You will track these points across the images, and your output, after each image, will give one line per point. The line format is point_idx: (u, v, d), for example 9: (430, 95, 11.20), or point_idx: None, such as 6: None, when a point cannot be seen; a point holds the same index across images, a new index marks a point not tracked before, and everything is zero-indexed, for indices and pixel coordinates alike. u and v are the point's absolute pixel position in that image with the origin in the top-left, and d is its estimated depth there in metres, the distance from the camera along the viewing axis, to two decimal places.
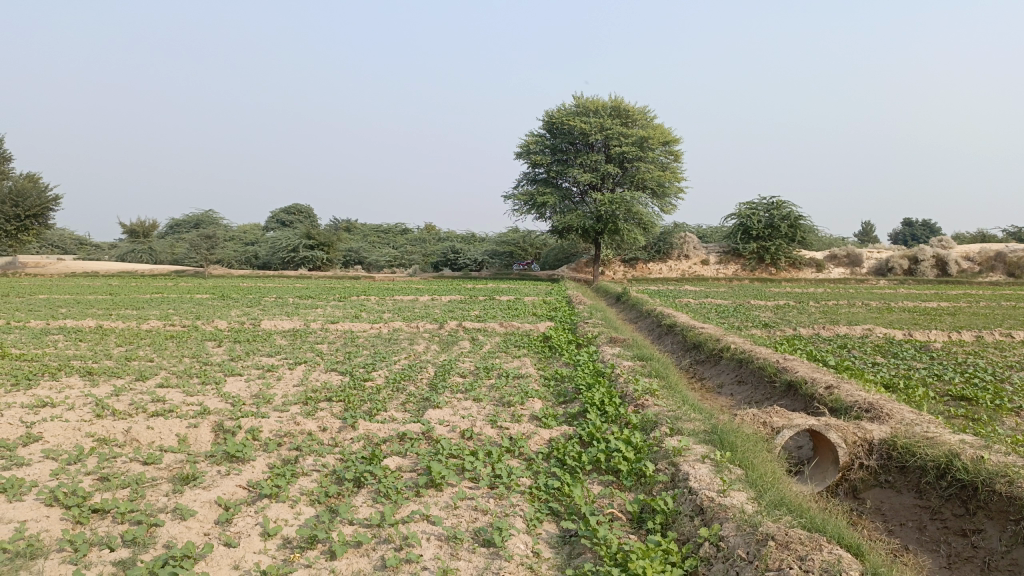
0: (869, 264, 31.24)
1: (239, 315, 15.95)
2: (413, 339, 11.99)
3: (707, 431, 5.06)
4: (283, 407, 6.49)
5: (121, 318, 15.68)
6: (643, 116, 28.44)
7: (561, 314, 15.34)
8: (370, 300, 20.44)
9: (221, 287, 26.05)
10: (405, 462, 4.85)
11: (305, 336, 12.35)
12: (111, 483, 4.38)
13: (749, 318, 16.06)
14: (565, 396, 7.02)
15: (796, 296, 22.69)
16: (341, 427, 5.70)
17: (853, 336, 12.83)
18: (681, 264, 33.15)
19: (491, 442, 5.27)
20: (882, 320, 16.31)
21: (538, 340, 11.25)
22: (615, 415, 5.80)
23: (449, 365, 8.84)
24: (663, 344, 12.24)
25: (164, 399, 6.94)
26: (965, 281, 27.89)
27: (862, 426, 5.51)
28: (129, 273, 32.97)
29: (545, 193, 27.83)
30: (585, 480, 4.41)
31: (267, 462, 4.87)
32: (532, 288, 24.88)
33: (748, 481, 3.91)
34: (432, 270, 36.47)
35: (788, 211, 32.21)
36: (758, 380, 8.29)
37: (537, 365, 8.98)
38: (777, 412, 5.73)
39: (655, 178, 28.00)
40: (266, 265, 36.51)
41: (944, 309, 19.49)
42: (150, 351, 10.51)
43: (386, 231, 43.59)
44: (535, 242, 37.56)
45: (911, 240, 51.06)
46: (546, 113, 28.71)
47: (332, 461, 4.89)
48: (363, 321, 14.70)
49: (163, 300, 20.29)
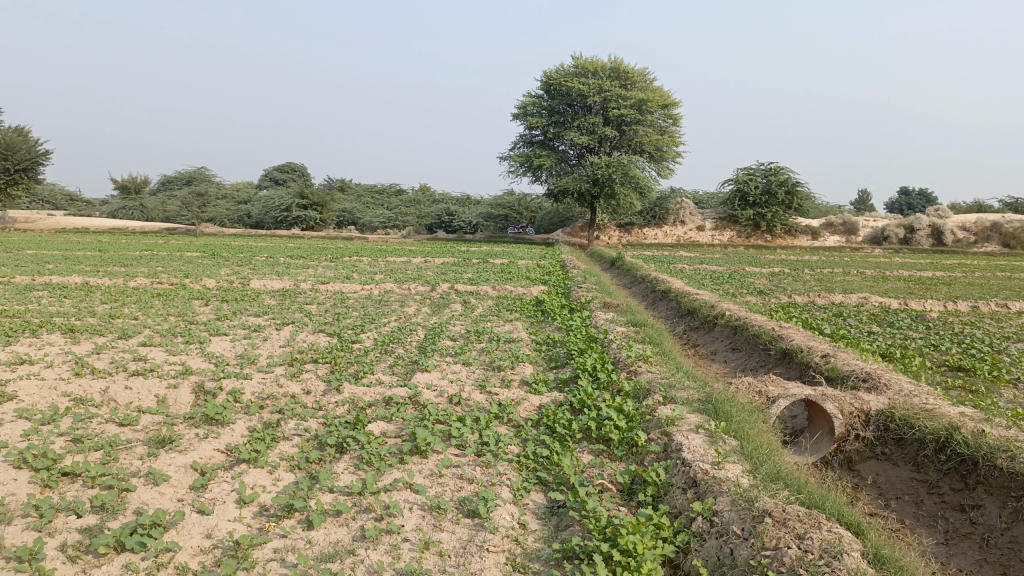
0: (865, 233, 31.09)
1: (229, 274, 15.71)
2: (403, 301, 11.82)
3: (701, 400, 4.92)
4: (268, 368, 6.33)
5: (109, 275, 15.42)
6: (642, 78, 27.98)
7: (555, 278, 15.18)
8: (363, 261, 20.17)
9: (213, 245, 25.75)
10: (390, 427, 4.70)
11: (294, 296, 12.15)
12: (83, 445, 4.22)
13: (744, 284, 15.93)
14: (557, 361, 6.88)
15: (791, 264, 22.56)
16: (326, 390, 5.55)
17: (849, 304, 12.71)
18: (676, 230, 32.92)
19: (479, 407, 5.13)
20: (878, 288, 16.20)
21: (531, 304, 11.09)
22: (607, 381, 5.66)
23: (439, 328, 8.68)
24: (656, 310, 12.11)
25: (146, 359, 6.78)
26: (961, 251, 27.79)
27: (859, 396, 5.37)
28: (120, 230, 32.62)
29: (541, 155, 27.45)
30: (574, 449, 4.27)
31: (247, 425, 4.72)
32: (525, 252, 24.64)
33: (744, 453, 3.78)
34: (426, 232, 36.18)
35: (785, 178, 31.95)
36: (753, 347, 8.17)
37: (528, 329, 8.84)
38: (773, 382, 5.59)
39: (653, 142, 27.70)
40: (259, 223, 36.13)
41: (940, 278, 19.40)
42: (135, 309, 10.33)
43: (381, 192, 43.17)
44: (530, 206, 37.27)
45: (907, 209, 50.91)
46: (544, 74, 28.19)
47: (315, 425, 4.74)
48: (354, 282, 14.51)
49: (153, 258, 20.06)
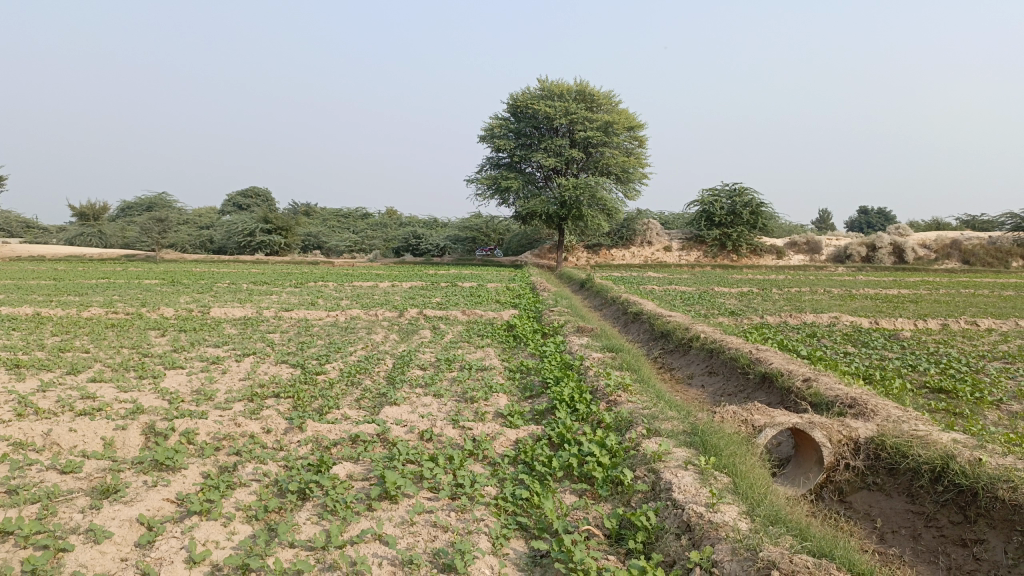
0: (829, 251, 31.38)
1: (189, 302, 15.22)
2: (370, 327, 11.46)
3: (687, 432, 4.67)
4: (226, 404, 5.96)
5: (62, 305, 14.83)
6: (607, 101, 28.08)
7: (526, 301, 14.93)
8: (329, 286, 19.74)
9: (173, 271, 25.10)
10: (357, 469, 4.38)
11: (256, 324, 11.72)
12: (17, 498, 3.83)
13: (715, 305, 15.83)
14: (531, 390, 6.61)
15: (759, 283, 22.57)
16: (287, 428, 5.20)
17: (821, 324, 12.62)
18: (644, 251, 32.94)
19: (452, 444, 4.83)
20: (847, 307, 16.21)
21: (502, 329, 10.80)
22: (586, 412, 5.38)
23: (408, 357, 8.35)
24: (629, 333, 11.90)
25: (95, 396, 6.36)
26: (923, 268, 28.14)
27: (847, 423, 5.17)
28: (77, 257, 31.71)
29: (509, 177, 27.32)
30: (556, 489, 3.99)
31: (201, 471, 4.36)
32: (494, 275, 24.40)
33: (739, 492, 3.54)
34: (393, 255, 35.78)
35: (750, 198, 32.18)
36: (731, 371, 7.96)
37: (501, 356, 8.55)
38: (757, 409, 5.37)
39: (619, 164, 27.74)
40: (222, 249, 35.44)
41: (906, 296, 19.53)
42: (87, 341, 9.84)
43: (347, 215, 42.71)
44: (498, 228, 37.09)
45: (867, 227, 51.76)
46: (510, 96, 28.14)
47: (276, 469, 4.40)
48: (319, 308, 14.11)
49: (110, 286, 19.44)
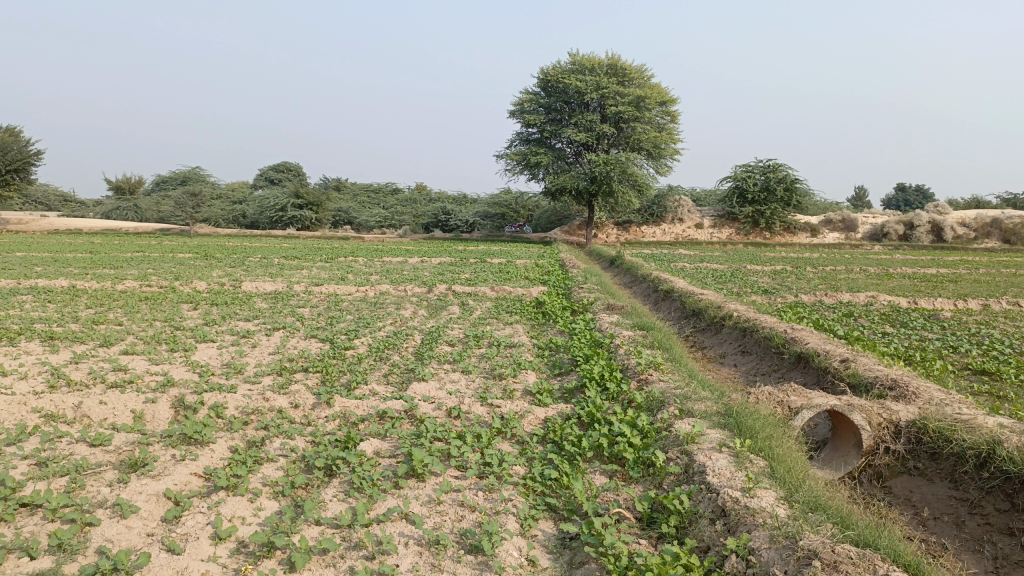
0: (865, 229, 30.74)
1: (221, 276, 15.33)
2: (399, 303, 11.45)
3: (721, 413, 4.55)
4: (255, 378, 5.95)
5: (97, 278, 15.02)
6: (639, 75, 27.63)
7: (555, 278, 14.81)
8: (359, 261, 19.79)
9: (206, 246, 25.33)
10: (383, 445, 4.33)
11: (287, 299, 11.75)
12: (46, 471, 3.84)
13: (748, 283, 15.57)
14: (561, 368, 6.53)
15: (792, 262, 22.19)
16: (315, 403, 5.17)
17: (857, 304, 12.35)
18: (675, 228, 32.56)
19: (480, 421, 4.76)
20: (884, 286, 15.84)
21: (531, 306, 10.71)
22: (617, 391, 5.28)
23: (437, 332, 8.30)
24: (660, 310, 11.75)
25: (127, 369, 6.40)
26: (962, 247, 27.46)
27: (888, 406, 5.00)
28: (113, 231, 32.19)
29: (539, 153, 27.08)
30: (585, 470, 3.90)
31: (229, 446, 4.35)
32: (523, 251, 24.31)
33: (776, 477, 3.42)
34: (423, 231, 35.80)
35: (784, 174, 31.56)
36: (765, 350, 7.80)
37: (530, 333, 8.47)
38: (794, 390, 5.23)
39: (651, 139, 27.35)
40: (254, 224, 35.70)
41: (945, 275, 19.06)
42: (121, 314, 9.94)
43: (377, 191, 42.78)
44: (527, 204, 36.88)
45: (904, 205, 50.68)
46: (540, 71, 27.80)
47: (303, 444, 4.37)
48: (349, 283, 14.13)
49: (144, 260, 19.65)
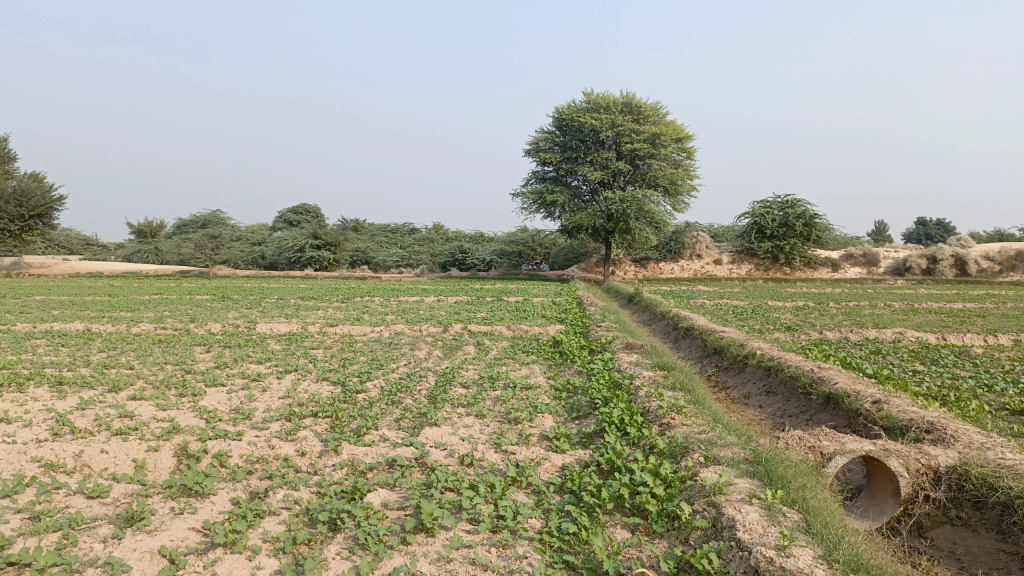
0: (887, 263, 30.32)
1: (237, 318, 15.25)
2: (414, 343, 11.26)
3: (749, 460, 4.30)
4: (262, 424, 5.76)
5: (113, 321, 14.97)
6: (654, 112, 27.67)
7: (573, 316, 14.60)
8: (375, 301, 19.68)
9: (224, 287, 25.39)
10: (392, 497, 4.11)
11: (300, 341, 11.60)
12: (37, 526, 3.65)
13: (770, 320, 15.26)
14: (579, 411, 6.29)
15: (814, 297, 21.84)
16: (323, 451, 4.96)
17: (884, 340, 12.01)
18: (693, 264, 32.28)
19: (494, 470, 4.54)
20: (909, 322, 15.47)
21: (548, 345, 10.48)
22: (637, 436, 5.03)
23: (451, 374, 8.09)
24: (680, 349, 11.47)
25: (133, 416, 6.23)
26: (987, 281, 26.98)
27: (926, 451, 4.73)
28: (133, 274, 32.43)
29: (554, 191, 27.06)
30: (606, 524, 3.66)
31: (230, 497, 4.15)
32: (540, 289, 24.13)
33: (812, 533, 3.19)
34: (440, 270, 35.80)
35: (803, 210, 31.30)
36: (791, 391, 7.51)
37: (546, 374, 8.24)
38: (825, 434, 4.96)
39: (667, 176, 27.25)
40: (273, 265, 35.87)
41: (972, 310, 18.63)
42: (133, 358, 9.82)
43: (394, 231, 42.94)
44: (544, 242, 36.82)
45: (925, 239, 50.13)
46: (555, 110, 27.91)
47: (308, 496, 4.16)
48: (364, 324, 13.99)
49: (161, 302, 19.66)
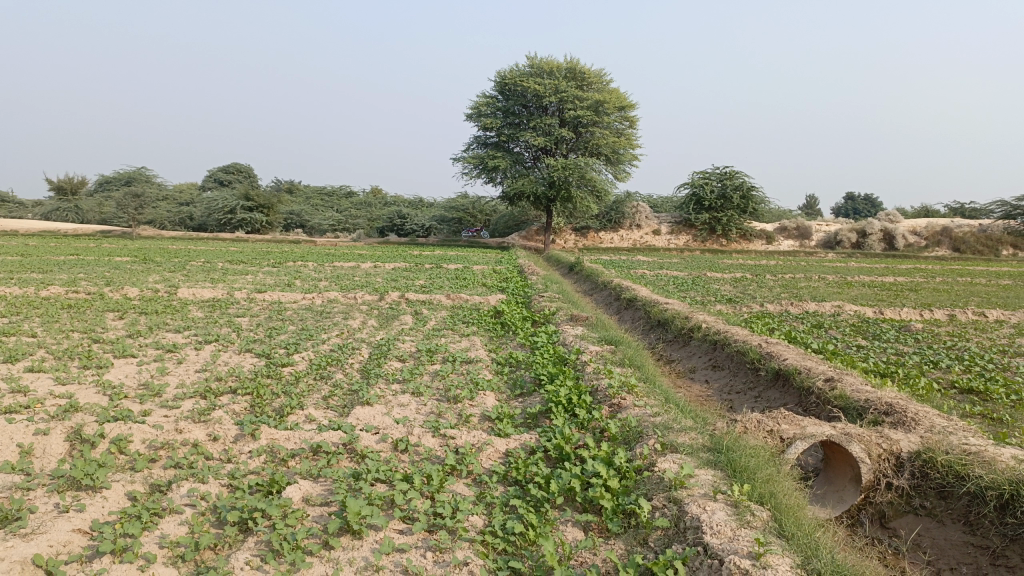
0: (819, 237, 30.82)
1: (158, 282, 14.33)
2: (348, 312, 10.67)
3: (708, 448, 3.97)
4: (173, 403, 5.19)
5: (21, 283, 13.86)
6: (598, 79, 27.24)
7: (514, 285, 14.20)
8: (309, 266, 18.86)
9: (148, 249, 24.08)
10: (315, 491, 3.64)
11: (225, 308, 10.87)
12: None
13: (710, 291, 15.16)
14: (523, 388, 5.90)
15: (752, 269, 21.92)
16: (238, 435, 4.43)
17: (825, 314, 11.98)
18: (633, 235, 32.20)
19: (430, 457, 4.11)
20: (846, 295, 15.59)
21: (488, 316, 10.03)
22: (586, 419, 4.66)
23: (386, 346, 7.59)
24: (623, 321, 11.21)
25: (27, 391, 5.57)
26: (913, 255, 27.66)
27: (887, 435, 4.49)
28: (50, 233, 30.60)
29: (496, 156, 26.47)
30: (556, 522, 3.29)
31: (129, 493, 3.62)
32: (480, 256, 23.67)
33: (787, 538, 2.88)
34: (378, 235, 34.92)
35: (740, 182, 31.48)
36: (739, 366, 7.28)
37: (488, 346, 7.82)
38: (784, 417, 4.69)
39: (609, 144, 26.94)
40: (202, 226, 34.35)
41: (903, 284, 18.97)
42: (36, 324, 8.99)
43: (330, 194, 41.68)
44: (485, 209, 36.22)
45: (853, 214, 51.45)
46: (497, 74, 27.20)
47: (217, 490, 3.66)
48: (296, 290, 13.28)
49: (76, 264, 18.40)
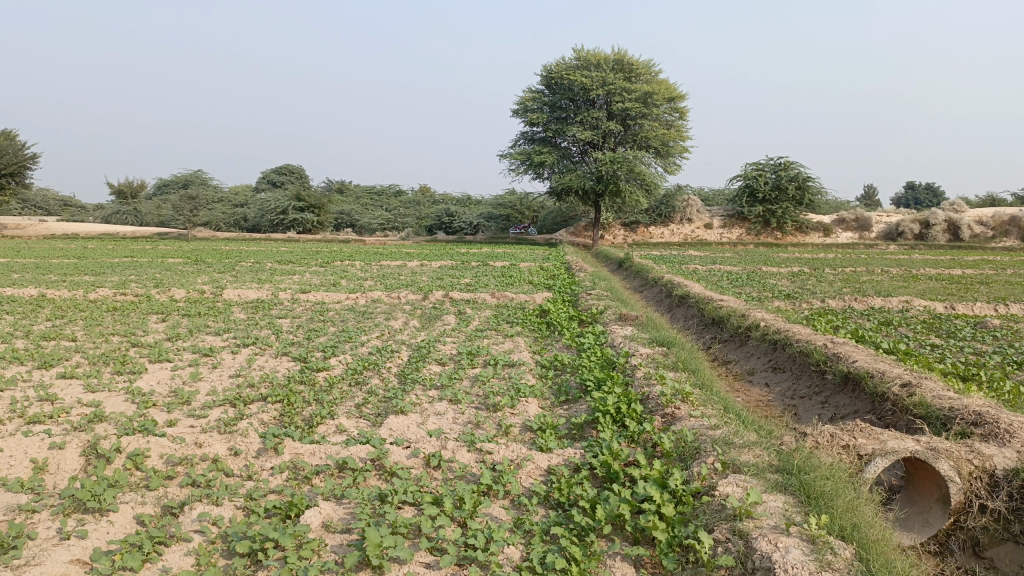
0: (879, 228, 29.61)
1: (205, 283, 14.29)
2: (391, 312, 10.39)
3: (775, 468, 3.52)
4: (200, 412, 4.94)
5: (73, 286, 13.95)
6: (647, 71, 26.56)
7: (562, 282, 13.78)
8: (356, 265, 18.73)
9: (199, 250, 24.31)
10: (336, 516, 3.31)
11: (267, 309, 10.70)
12: None
13: (766, 287, 14.48)
14: (568, 394, 5.51)
15: (809, 263, 21.06)
16: (260, 449, 4.14)
17: (892, 310, 11.27)
18: (684, 229, 31.43)
19: (465, 475, 3.76)
20: (913, 289, 14.78)
21: (534, 315, 9.64)
22: (637, 431, 4.24)
23: (426, 349, 7.27)
24: (675, 320, 10.71)
25: (54, 399, 5.38)
26: (980, 247, 26.35)
27: (979, 449, 3.97)
28: (109, 235, 31.27)
29: (543, 152, 26.02)
30: (601, 558, 2.90)
31: (139, 517, 3.34)
32: (528, 253, 23.30)
33: None
34: (426, 233, 34.82)
35: (795, 173, 30.42)
36: (802, 368, 6.75)
37: (533, 348, 7.45)
38: (860, 430, 4.20)
39: (659, 137, 26.31)
40: (255, 227, 34.72)
41: (973, 277, 17.98)
42: (79, 328, 8.91)
43: (380, 193, 41.80)
44: (532, 205, 35.82)
45: (913, 204, 49.68)
46: (543, 68, 26.74)
47: (231, 514, 3.36)
48: (340, 290, 13.08)
49: (129, 266, 18.58)
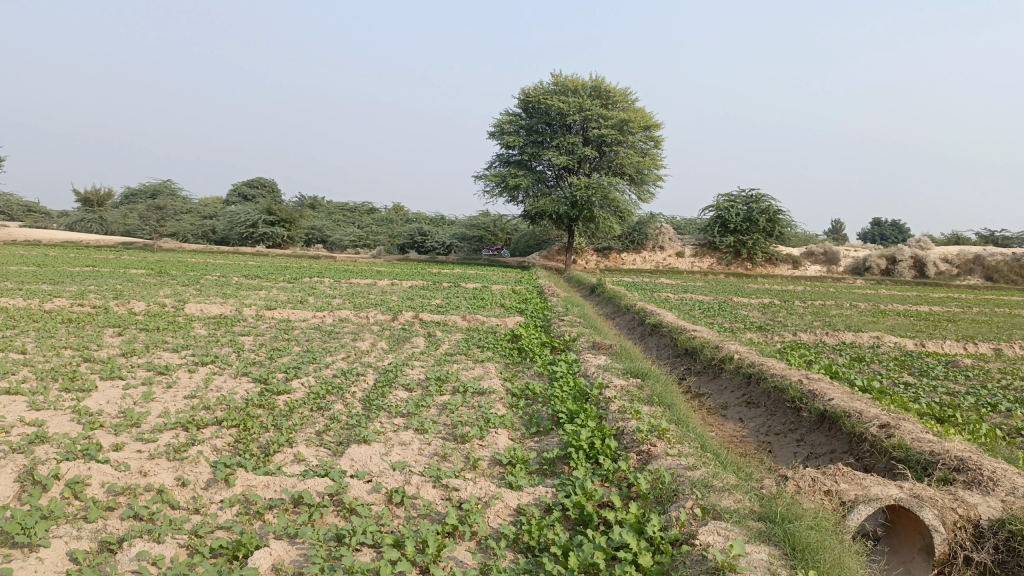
0: (847, 263, 29.94)
1: (167, 296, 13.88)
2: (358, 333, 10.11)
3: (757, 515, 3.35)
4: (150, 436, 4.65)
5: (29, 295, 13.46)
6: (624, 98, 26.71)
7: (534, 307, 13.60)
8: (324, 282, 18.40)
9: (164, 262, 23.77)
10: (287, 558, 3.07)
11: (231, 325, 10.36)
12: None
13: (737, 318, 14.44)
14: (539, 426, 5.30)
15: (779, 295, 21.16)
16: (210, 480, 3.87)
17: (863, 345, 11.25)
18: (656, 256, 31.53)
19: (429, 513, 3.53)
20: (881, 325, 14.84)
21: (505, 340, 9.43)
22: (612, 470, 4.05)
23: (393, 373, 7.02)
24: (648, 349, 10.57)
25: None
26: (945, 284, 26.74)
27: (962, 498, 3.83)
28: (72, 243, 30.52)
29: (518, 175, 25.96)
30: None
31: (70, 554, 3.05)
32: (499, 276, 23.10)
33: None
34: (398, 252, 34.53)
35: (767, 205, 30.72)
36: (776, 404, 6.63)
37: (503, 375, 7.24)
38: (842, 474, 4.07)
39: (633, 164, 26.41)
40: (224, 240, 34.16)
41: (939, 314, 18.15)
42: (31, 340, 8.52)
43: (352, 210, 41.45)
44: (506, 227, 35.74)
45: (878, 239, 50.53)
46: (521, 92, 26.77)
47: (173, 552, 3.10)
48: (307, 308, 12.75)
49: (90, 276, 18.04)
